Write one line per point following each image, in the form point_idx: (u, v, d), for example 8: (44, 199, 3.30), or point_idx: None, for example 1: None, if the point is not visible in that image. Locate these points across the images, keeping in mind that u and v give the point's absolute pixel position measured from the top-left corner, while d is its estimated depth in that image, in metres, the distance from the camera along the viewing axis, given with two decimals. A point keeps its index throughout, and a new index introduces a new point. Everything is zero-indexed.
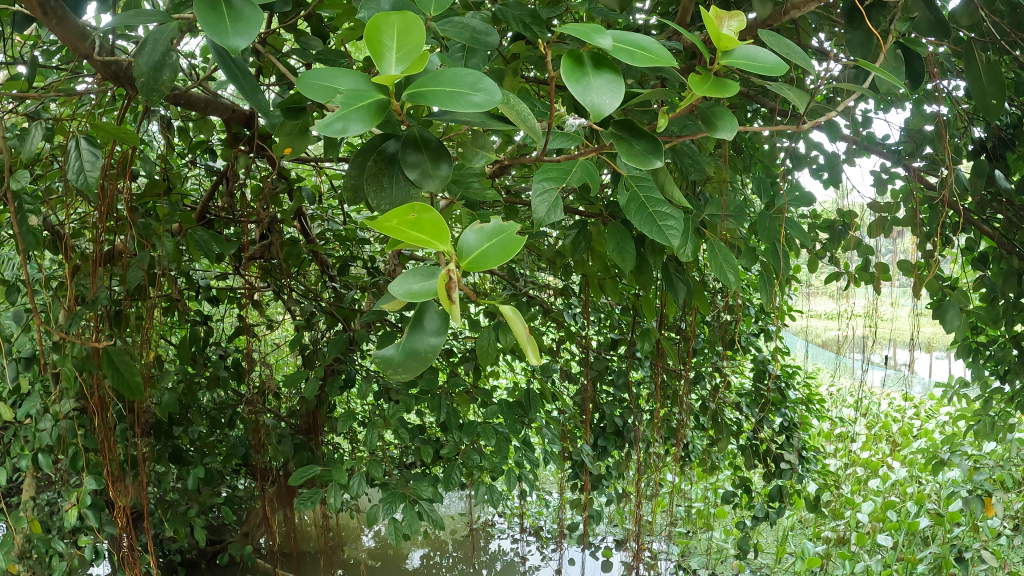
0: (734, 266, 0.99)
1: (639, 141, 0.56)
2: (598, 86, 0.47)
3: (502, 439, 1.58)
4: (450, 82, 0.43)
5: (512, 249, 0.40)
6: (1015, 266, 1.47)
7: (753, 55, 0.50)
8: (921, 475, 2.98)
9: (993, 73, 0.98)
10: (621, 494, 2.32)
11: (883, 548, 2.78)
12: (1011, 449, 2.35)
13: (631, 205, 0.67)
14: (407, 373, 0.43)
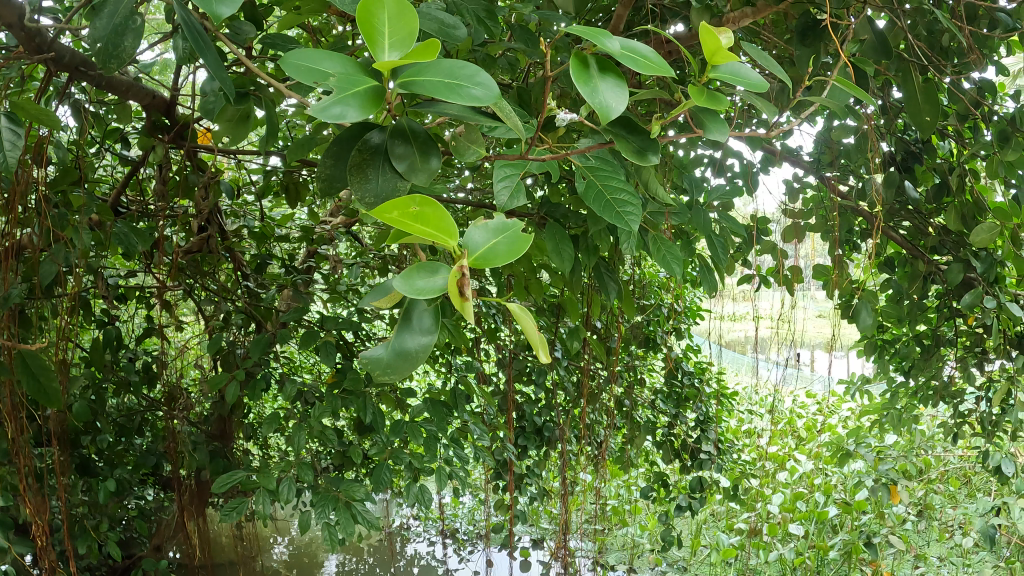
0: (678, 258, 1.03)
1: (634, 137, 0.60)
2: (606, 89, 0.48)
3: (431, 438, 1.59)
4: (446, 73, 0.43)
5: (520, 247, 0.40)
6: (920, 270, 1.57)
7: (737, 72, 0.52)
8: (825, 467, 3.13)
9: (928, 93, 1.05)
10: (541, 494, 2.35)
11: (795, 537, 2.90)
12: (914, 439, 2.49)
13: (589, 192, 0.68)
14: (397, 374, 0.43)
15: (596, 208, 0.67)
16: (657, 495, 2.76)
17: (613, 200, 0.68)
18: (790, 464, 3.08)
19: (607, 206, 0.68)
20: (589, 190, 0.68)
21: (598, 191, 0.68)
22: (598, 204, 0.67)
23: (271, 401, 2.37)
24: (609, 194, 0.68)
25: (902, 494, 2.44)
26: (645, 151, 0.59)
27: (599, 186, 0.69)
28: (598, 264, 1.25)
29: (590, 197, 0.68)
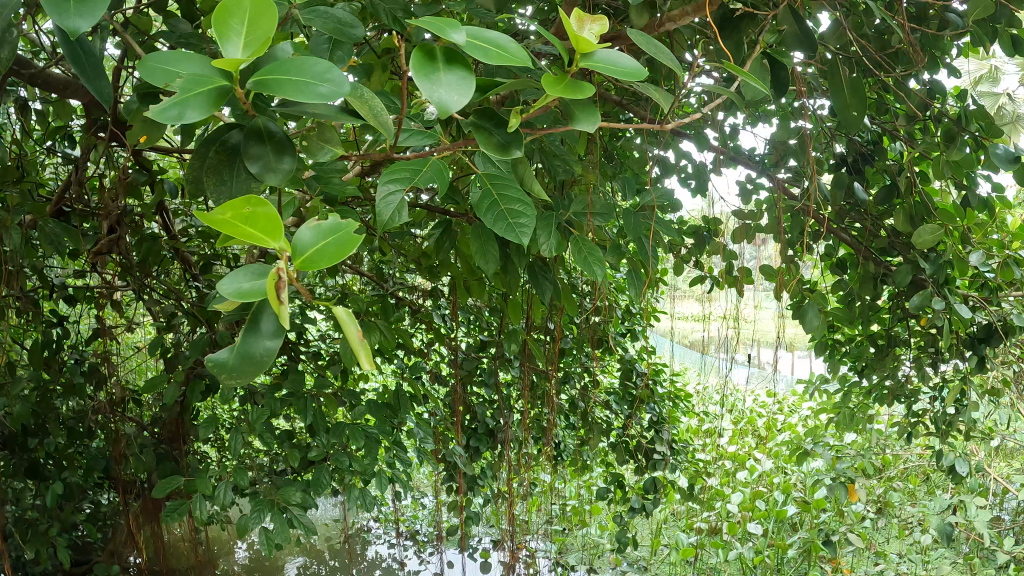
0: (599, 259, 1.02)
1: (498, 130, 0.59)
2: (450, 83, 0.46)
3: (372, 441, 1.60)
4: (297, 67, 0.42)
5: (348, 247, 0.38)
6: (870, 271, 1.59)
7: (612, 60, 0.50)
8: (785, 466, 3.20)
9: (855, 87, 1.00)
10: (497, 495, 2.37)
11: (754, 536, 2.95)
12: (870, 439, 2.54)
13: (484, 203, 0.69)
14: (243, 378, 0.40)
15: (489, 223, 0.68)
16: (614, 497, 2.79)
17: (510, 215, 0.69)
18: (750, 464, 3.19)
19: (501, 221, 0.68)
20: (485, 201, 0.69)
21: (495, 202, 0.69)
22: (492, 219, 0.68)
23: (224, 404, 2.36)
24: (505, 207, 0.69)
25: (860, 493, 2.50)
26: (507, 145, 0.58)
27: (496, 197, 0.69)
28: (532, 264, 1.24)
29: (486, 208, 0.69)
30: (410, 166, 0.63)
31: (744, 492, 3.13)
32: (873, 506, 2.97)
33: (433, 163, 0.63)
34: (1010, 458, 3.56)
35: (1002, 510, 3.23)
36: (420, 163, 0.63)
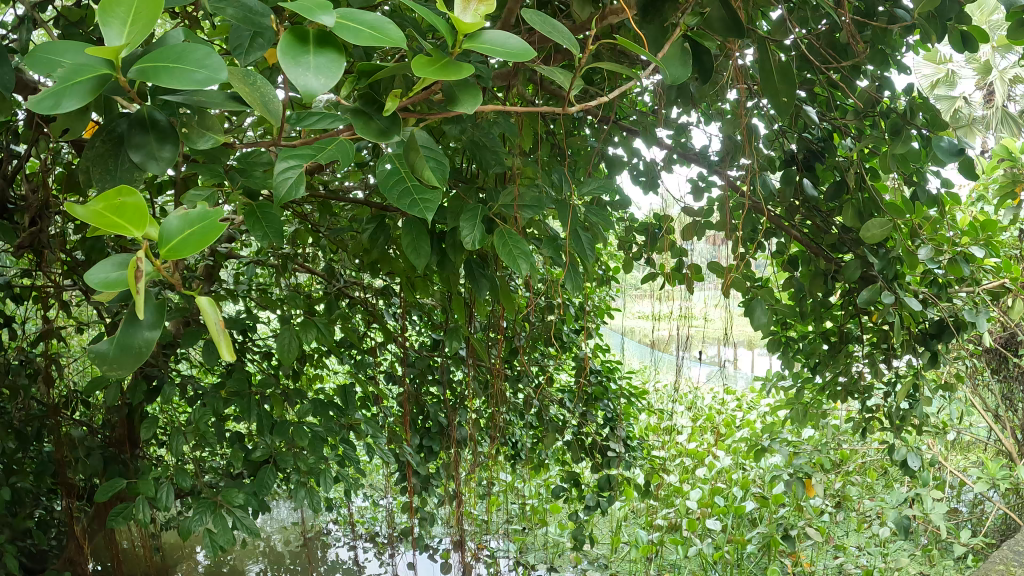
0: (526, 255, 1.10)
1: (377, 118, 0.67)
2: (315, 67, 0.49)
3: (316, 439, 1.76)
4: (181, 57, 0.45)
5: (211, 237, 0.44)
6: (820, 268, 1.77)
7: (499, 41, 0.54)
8: (744, 462, 3.41)
9: (783, 72, 1.02)
10: (453, 493, 2.43)
11: (713, 531, 3.07)
12: (826, 434, 2.65)
13: (391, 180, 0.72)
14: (123, 369, 0.45)
15: (393, 198, 0.71)
16: (571, 494, 2.86)
17: (415, 191, 0.72)
18: (710, 460, 3.34)
19: (407, 197, 0.72)
20: (392, 178, 0.73)
21: (402, 181, 0.72)
22: (397, 194, 0.71)
23: (178, 407, 2.36)
24: (411, 184, 0.72)
25: (815, 488, 2.58)
26: (387, 130, 0.66)
27: (403, 174, 0.73)
28: (469, 261, 1.42)
29: (393, 185, 0.73)
30: (312, 145, 0.71)
31: (702, 488, 3.21)
32: (831, 500, 3.05)
33: (337, 143, 0.71)
34: (965, 450, 3.67)
35: (958, 502, 3.32)
36: (324, 143, 0.71)
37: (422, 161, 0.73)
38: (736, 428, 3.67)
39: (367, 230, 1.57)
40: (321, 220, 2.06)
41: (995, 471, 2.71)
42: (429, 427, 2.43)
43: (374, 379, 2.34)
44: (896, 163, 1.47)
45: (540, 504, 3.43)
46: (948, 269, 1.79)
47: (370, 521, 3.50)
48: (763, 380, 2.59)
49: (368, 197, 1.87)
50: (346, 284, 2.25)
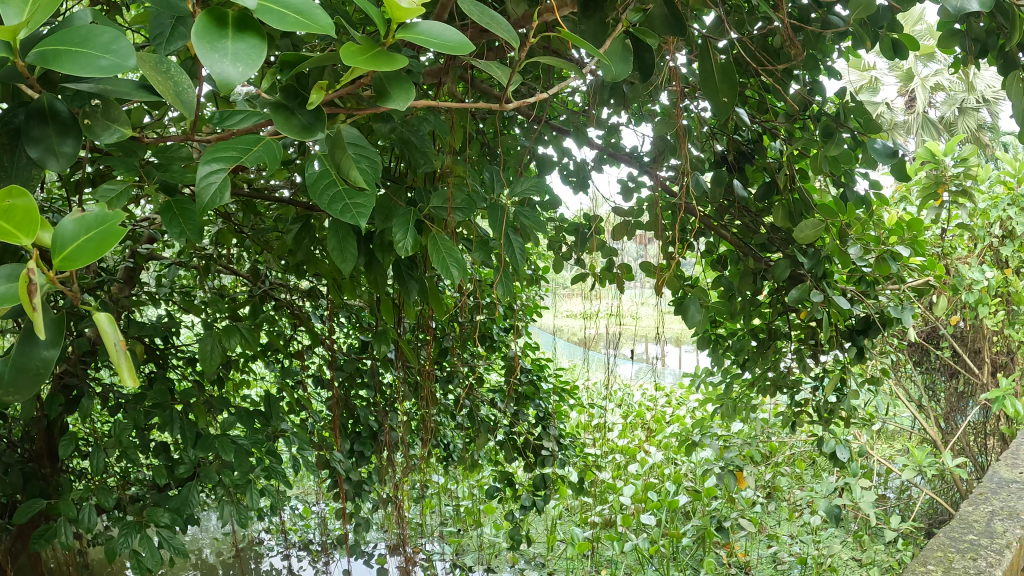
0: (457, 260, 1.10)
1: (299, 114, 0.69)
2: (232, 53, 0.51)
3: (240, 452, 1.80)
4: (87, 42, 0.53)
5: (104, 246, 0.49)
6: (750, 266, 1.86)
7: (432, 32, 0.57)
8: (675, 456, 3.51)
9: (725, 74, 1.16)
10: (388, 495, 2.45)
11: (648, 526, 3.15)
12: (754, 429, 2.74)
13: (320, 183, 0.76)
14: (22, 388, 0.54)
15: (326, 205, 0.74)
16: (505, 494, 2.89)
17: (348, 196, 0.75)
18: (643, 456, 3.42)
19: (340, 202, 0.75)
20: (324, 182, 0.76)
21: (331, 184, 0.76)
22: (330, 201, 0.75)
23: (98, 418, 2.28)
24: (343, 188, 0.76)
25: (747, 480, 2.66)
26: (311, 127, 0.68)
27: (335, 177, 0.77)
28: (398, 264, 1.44)
29: (324, 188, 0.76)
30: (238, 146, 0.71)
31: (636, 484, 3.29)
32: (763, 490, 3.14)
33: (263, 142, 0.71)
34: (889, 440, 3.81)
35: (885, 489, 3.44)
36: (250, 145, 0.71)
37: (349, 160, 0.77)
38: (665, 424, 3.76)
39: (293, 232, 1.56)
40: (246, 221, 2.04)
41: (922, 457, 2.82)
42: (361, 431, 2.43)
43: (304, 382, 2.33)
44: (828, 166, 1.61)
45: (474, 506, 3.46)
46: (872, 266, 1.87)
47: (302, 530, 3.47)
48: (692, 376, 2.66)
49: (295, 197, 1.86)
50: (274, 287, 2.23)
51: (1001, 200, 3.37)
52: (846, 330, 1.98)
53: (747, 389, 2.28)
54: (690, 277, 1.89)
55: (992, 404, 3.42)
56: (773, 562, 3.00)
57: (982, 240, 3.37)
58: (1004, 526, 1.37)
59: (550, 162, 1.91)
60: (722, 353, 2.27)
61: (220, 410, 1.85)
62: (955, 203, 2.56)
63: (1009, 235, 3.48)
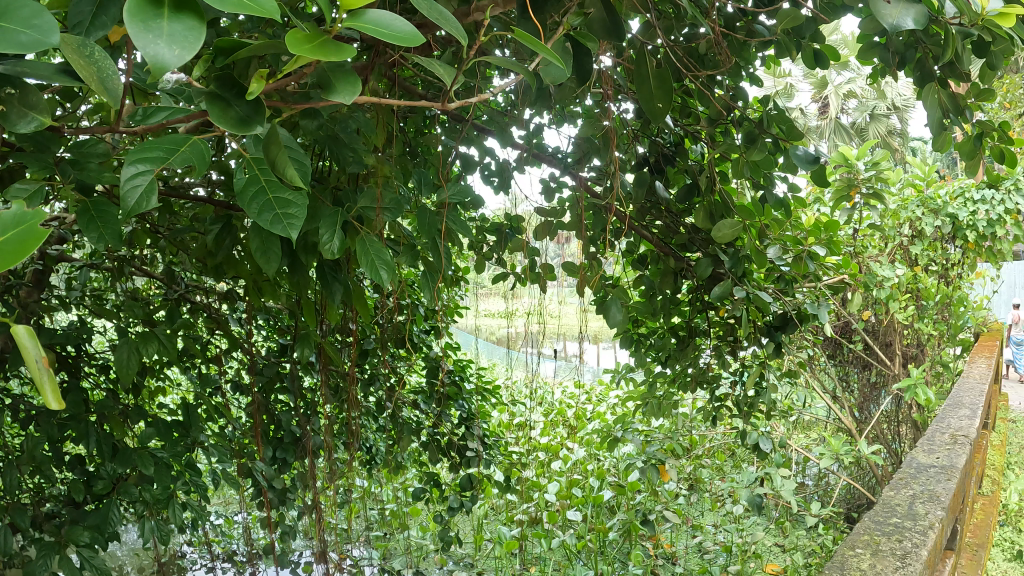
0: (385, 263, 1.08)
1: (236, 106, 0.67)
2: (167, 34, 0.49)
3: (161, 465, 1.78)
4: (5, 16, 0.50)
5: (25, 245, 0.43)
6: (671, 266, 1.98)
7: (384, 22, 0.56)
8: (597, 452, 3.59)
9: (661, 80, 1.20)
10: (314, 500, 2.44)
11: (574, 522, 3.21)
12: (673, 423, 2.83)
13: (250, 188, 0.76)
14: None
15: (256, 215, 0.74)
16: (432, 495, 2.90)
17: (277, 205, 0.76)
18: (566, 453, 3.48)
19: (269, 211, 0.75)
20: (252, 189, 0.76)
21: (262, 189, 0.76)
22: (259, 210, 0.75)
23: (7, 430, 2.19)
24: (273, 195, 0.76)
25: (669, 473, 2.73)
26: (247, 121, 0.67)
27: (263, 184, 0.76)
28: (323, 267, 1.44)
29: (253, 194, 0.76)
30: (165, 147, 0.70)
31: (560, 481, 3.33)
32: (686, 482, 3.22)
33: (191, 143, 0.71)
34: (806, 430, 3.95)
35: (804, 477, 3.56)
36: (177, 145, 0.71)
37: (282, 158, 0.76)
38: (586, 421, 3.82)
39: (212, 232, 1.53)
40: (161, 221, 1.97)
41: (838, 446, 2.93)
42: (283, 437, 2.39)
43: (223, 388, 2.29)
44: (748, 171, 1.71)
45: (400, 509, 3.44)
46: (788, 264, 1.95)
47: (225, 540, 3.40)
48: (612, 373, 2.71)
49: (212, 196, 1.81)
50: (189, 289, 2.17)
51: (908, 201, 3.55)
52: (764, 326, 2.08)
53: (668, 385, 2.34)
54: (610, 276, 1.94)
55: (902, 393, 3.58)
56: (698, 552, 3.08)
57: (891, 240, 3.55)
58: (926, 505, 1.40)
59: (472, 163, 1.94)
60: (644, 351, 2.32)
61: (136, 420, 1.80)
62: (864, 205, 2.69)
63: (916, 235, 3.67)
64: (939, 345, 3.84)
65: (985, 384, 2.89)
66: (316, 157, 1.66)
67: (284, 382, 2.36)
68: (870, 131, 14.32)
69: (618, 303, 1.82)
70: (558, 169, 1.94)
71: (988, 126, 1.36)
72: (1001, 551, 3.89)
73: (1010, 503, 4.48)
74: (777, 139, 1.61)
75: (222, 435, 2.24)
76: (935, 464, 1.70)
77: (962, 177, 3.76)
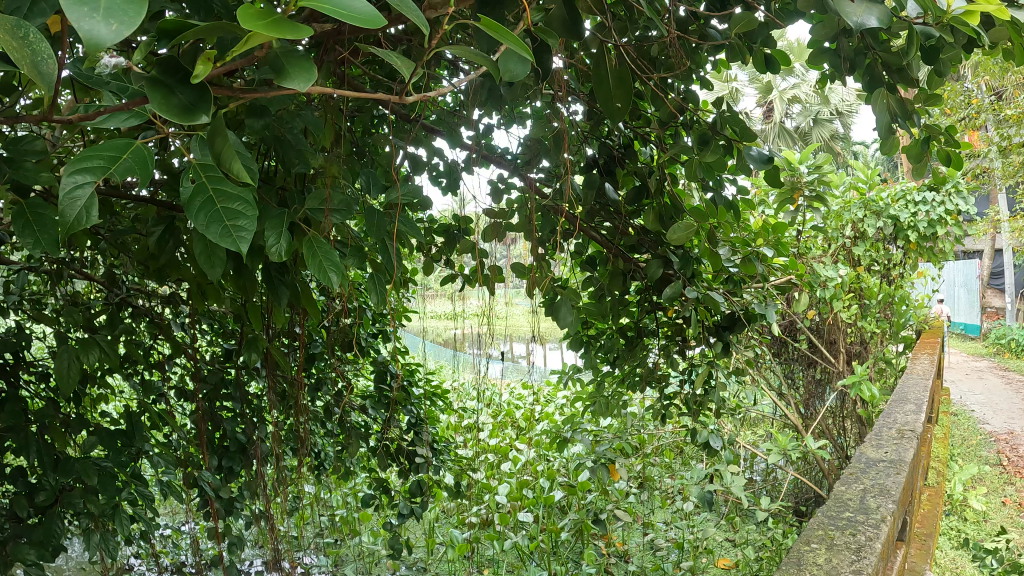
0: (334, 267, 1.07)
1: (179, 92, 0.65)
2: (104, 9, 0.47)
3: (105, 475, 1.74)
4: None
5: None
6: (620, 266, 2.01)
7: (345, 4, 0.55)
8: (546, 453, 3.60)
9: (620, 80, 1.21)
10: (262, 507, 2.41)
11: (525, 523, 3.22)
12: (623, 422, 2.86)
13: (199, 199, 0.73)
14: None
15: (205, 229, 0.72)
16: (382, 499, 2.89)
17: (227, 217, 0.73)
18: (515, 455, 3.49)
19: (218, 223, 0.73)
20: (200, 200, 0.73)
21: (211, 200, 0.73)
22: (208, 223, 0.72)
23: None
24: (221, 208, 0.73)
25: (619, 472, 2.76)
26: (193, 108, 0.64)
27: (212, 194, 0.74)
28: (270, 271, 1.42)
29: (200, 206, 0.73)
30: (106, 155, 0.68)
31: (510, 483, 3.34)
32: (635, 481, 3.26)
33: (134, 149, 0.69)
34: (751, 427, 4.03)
35: (753, 472, 3.62)
36: (120, 152, 0.68)
37: (229, 151, 0.73)
38: (536, 423, 3.85)
39: (154, 234, 1.49)
40: (102, 222, 1.92)
41: (785, 442, 2.99)
42: (228, 445, 2.35)
43: (168, 394, 2.25)
44: (703, 171, 1.72)
45: (351, 514, 3.42)
46: (736, 264, 1.98)
47: (172, 551, 3.34)
48: (560, 374, 2.73)
49: (154, 197, 1.77)
50: (131, 292, 2.12)
51: (852, 203, 3.64)
52: (712, 326, 2.11)
53: (617, 385, 2.37)
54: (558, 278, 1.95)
55: (846, 389, 3.67)
56: (650, 550, 3.12)
57: (835, 241, 3.64)
58: (878, 499, 1.43)
59: (420, 164, 1.94)
60: (593, 352, 2.34)
61: (77, 429, 1.75)
62: (808, 207, 2.76)
63: (859, 236, 3.78)
64: (880, 342, 3.94)
65: (928, 379, 2.98)
66: (262, 158, 1.64)
67: (231, 387, 2.33)
68: (811, 135, 14.65)
69: (568, 304, 1.84)
70: (507, 169, 1.96)
71: (934, 129, 1.41)
72: (942, 540, 4.01)
73: (951, 493, 4.62)
74: (729, 141, 1.64)
75: (167, 442, 2.20)
76: (884, 458, 1.75)
77: (901, 179, 3.88)
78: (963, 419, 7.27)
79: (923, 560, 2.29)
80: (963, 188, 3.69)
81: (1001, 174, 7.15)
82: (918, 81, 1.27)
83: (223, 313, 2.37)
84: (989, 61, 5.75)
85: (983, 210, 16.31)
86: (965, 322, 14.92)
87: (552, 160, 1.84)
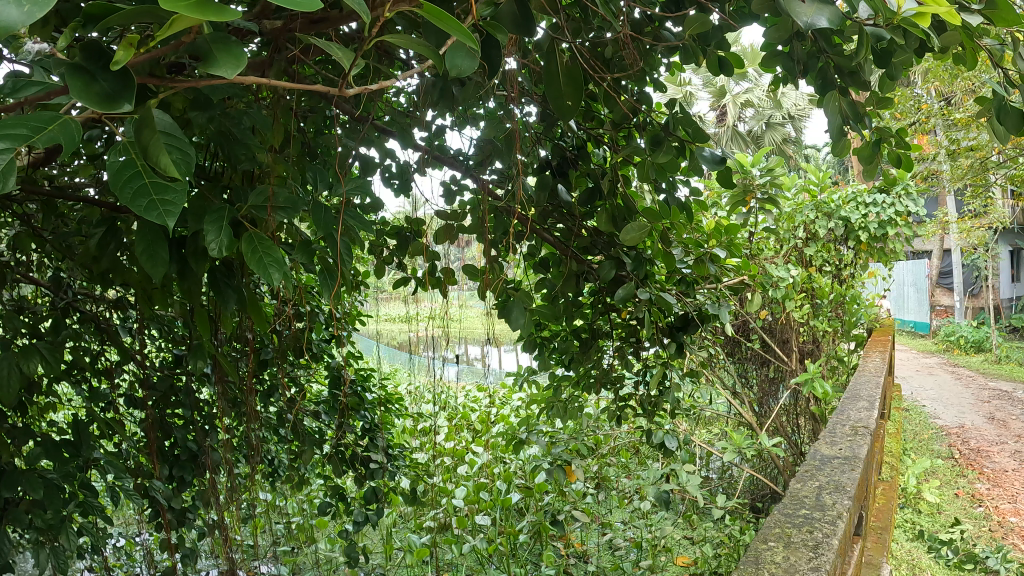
0: (277, 266, 1.05)
1: (101, 80, 0.63)
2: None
3: (50, 487, 1.69)
4: None
5: None
6: (573, 268, 2.03)
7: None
8: (501, 455, 3.60)
9: (571, 77, 1.21)
10: (214, 515, 2.38)
11: (482, 526, 3.21)
12: (578, 424, 2.87)
13: (127, 169, 0.72)
14: None
15: (129, 200, 0.71)
16: (338, 505, 2.86)
17: (155, 192, 0.72)
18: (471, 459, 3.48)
19: (145, 197, 0.72)
20: (128, 173, 0.72)
21: (138, 172, 0.73)
22: (134, 196, 0.71)
23: None
24: (150, 182, 0.73)
25: (577, 473, 2.76)
26: (115, 97, 0.63)
27: (141, 169, 0.73)
28: (215, 274, 1.40)
29: (128, 180, 0.72)
30: (32, 125, 0.65)
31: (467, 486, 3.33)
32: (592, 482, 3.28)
33: (62, 123, 0.67)
34: (708, 426, 4.06)
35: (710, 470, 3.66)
36: (46, 123, 0.66)
37: (157, 144, 0.73)
38: (492, 426, 3.84)
39: (96, 237, 1.45)
40: (46, 224, 1.87)
41: (741, 440, 3.02)
42: (180, 453, 2.30)
43: (115, 401, 2.20)
44: (654, 172, 1.74)
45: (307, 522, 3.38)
46: (688, 265, 2.01)
47: (123, 564, 3.28)
48: (515, 376, 2.73)
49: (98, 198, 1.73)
50: (78, 296, 2.07)
51: (803, 205, 3.71)
52: (666, 327, 2.13)
53: (572, 386, 2.38)
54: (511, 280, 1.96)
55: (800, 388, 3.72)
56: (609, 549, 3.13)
57: (787, 242, 3.70)
58: (834, 496, 1.45)
59: (373, 165, 1.93)
60: (548, 354, 2.34)
61: (23, 440, 1.71)
62: (761, 208, 2.80)
63: (810, 237, 3.84)
64: (832, 340, 4.00)
65: (879, 376, 3.04)
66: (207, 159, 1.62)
67: (180, 394, 2.29)
68: (763, 137, 14.86)
69: (521, 306, 1.84)
70: (459, 170, 1.96)
71: (884, 131, 1.44)
72: (897, 533, 4.07)
73: (904, 487, 4.71)
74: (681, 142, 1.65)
75: (116, 451, 2.16)
76: (838, 455, 1.78)
77: (851, 180, 3.95)
78: (916, 415, 7.40)
79: (878, 554, 2.33)
80: (912, 190, 3.78)
81: (950, 178, 7.30)
82: (869, 84, 1.29)
83: (170, 319, 2.33)
84: (941, 67, 5.89)
85: (931, 211, 16.71)
86: (914, 320, 15.25)
87: (505, 160, 1.84)
